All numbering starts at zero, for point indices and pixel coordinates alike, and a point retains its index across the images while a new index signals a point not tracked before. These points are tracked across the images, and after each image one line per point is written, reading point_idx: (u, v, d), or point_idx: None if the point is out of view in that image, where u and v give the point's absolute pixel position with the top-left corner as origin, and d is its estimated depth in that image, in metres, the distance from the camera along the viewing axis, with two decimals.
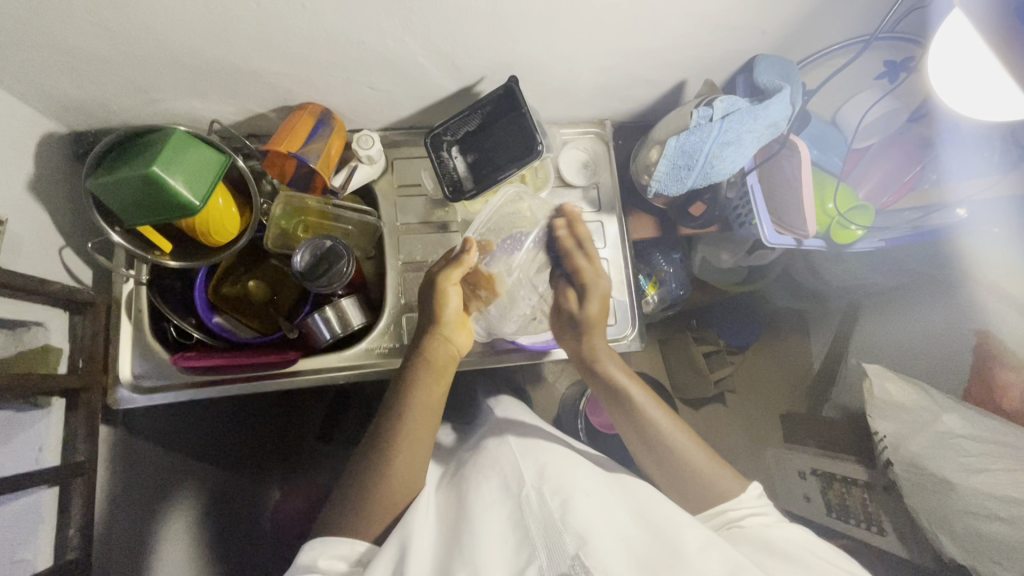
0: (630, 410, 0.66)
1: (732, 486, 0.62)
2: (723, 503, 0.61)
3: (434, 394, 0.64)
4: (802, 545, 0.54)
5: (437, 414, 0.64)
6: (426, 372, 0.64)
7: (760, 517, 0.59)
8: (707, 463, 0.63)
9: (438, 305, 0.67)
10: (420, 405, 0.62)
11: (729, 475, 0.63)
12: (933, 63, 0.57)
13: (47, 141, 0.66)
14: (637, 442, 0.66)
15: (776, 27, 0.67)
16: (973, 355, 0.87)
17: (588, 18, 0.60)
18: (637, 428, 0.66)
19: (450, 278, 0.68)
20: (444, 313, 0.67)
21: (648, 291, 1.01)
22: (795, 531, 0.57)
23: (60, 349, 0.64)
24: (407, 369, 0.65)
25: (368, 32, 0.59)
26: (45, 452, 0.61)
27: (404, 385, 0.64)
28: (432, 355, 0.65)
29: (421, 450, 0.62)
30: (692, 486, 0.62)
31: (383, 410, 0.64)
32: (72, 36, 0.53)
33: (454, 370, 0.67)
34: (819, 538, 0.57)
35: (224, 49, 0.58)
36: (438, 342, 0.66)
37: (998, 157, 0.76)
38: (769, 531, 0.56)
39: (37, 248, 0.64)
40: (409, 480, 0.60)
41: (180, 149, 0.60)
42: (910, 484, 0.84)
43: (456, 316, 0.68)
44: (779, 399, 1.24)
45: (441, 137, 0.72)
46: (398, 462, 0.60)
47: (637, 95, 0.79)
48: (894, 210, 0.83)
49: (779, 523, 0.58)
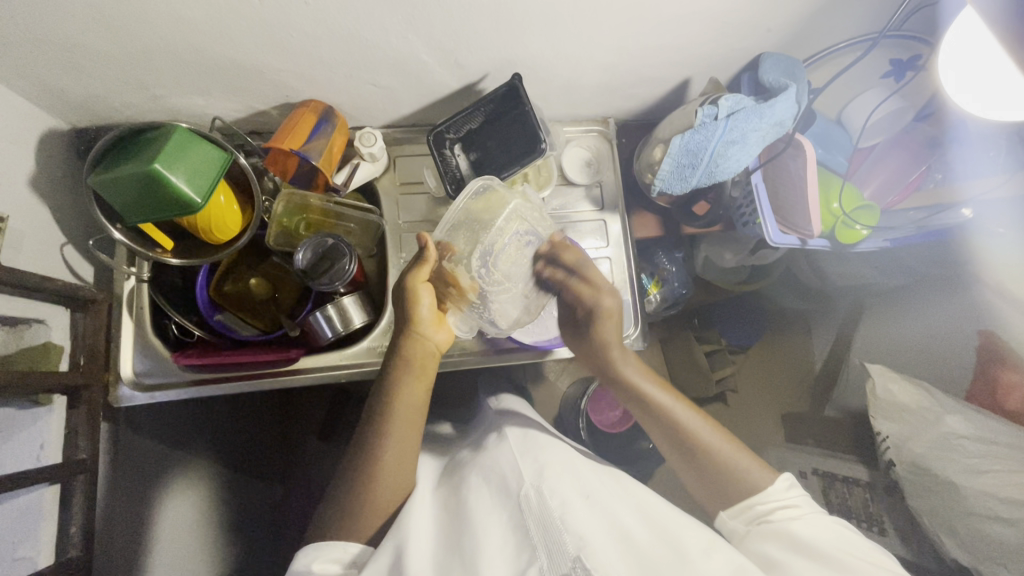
0: (648, 405, 0.66)
1: (759, 480, 0.60)
2: (752, 497, 0.59)
3: (417, 393, 0.63)
4: (835, 545, 0.53)
5: (422, 411, 0.64)
6: (405, 372, 0.64)
7: (792, 510, 0.57)
8: (728, 451, 0.63)
9: (413, 308, 0.65)
10: (404, 405, 0.62)
11: (752, 464, 0.62)
12: (945, 57, 0.56)
13: (49, 137, 0.66)
14: (659, 434, 0.66)
15: (782, 25, 0.66)
16: (976, 356, 0.85)
17: (593, 15, 0.59)
18: (661, 426, 0.66)
19: (419, 278, 0.65)
20: (416, 314, 0.65)
21: (649, 291, 1.01)
22: (828, 527, 0.55)
23: (61, 346, 0.64)
24: (387, 369, 0.64)
25: (371, 29, 0.58)
26: (46, 449, 0.60)
27: (384, 388, 0.63)
28: (410, 355, 0.64)
29: (410, 448, 0.62)
30: (713, 478, 0.62)
31: (368, 410, 0.64)
32: (74, 32, 0.53)
33: (436, 365, 0.67)
34: (851, 529, 0.56)
35: (226, 46, 0.58)
36: (416, 342, 0.65)
37: (1004, 156, 0.74)
38: (801, 527, 0.54)
39: (38, 245, 0.64)
40: (403, 478, 0.61)
41: (182, 146, 0.59)
42: (911, 487, 0.86)
43: (432, 314, 0.66)
44: (781, 398, 1.24)
45: (444, 134, 0.72)
46: (388, 462, 0.60)
47: (641, 93, 0.79)
48: (899, 210, 0.83)
49: (811, 516, 0.56)
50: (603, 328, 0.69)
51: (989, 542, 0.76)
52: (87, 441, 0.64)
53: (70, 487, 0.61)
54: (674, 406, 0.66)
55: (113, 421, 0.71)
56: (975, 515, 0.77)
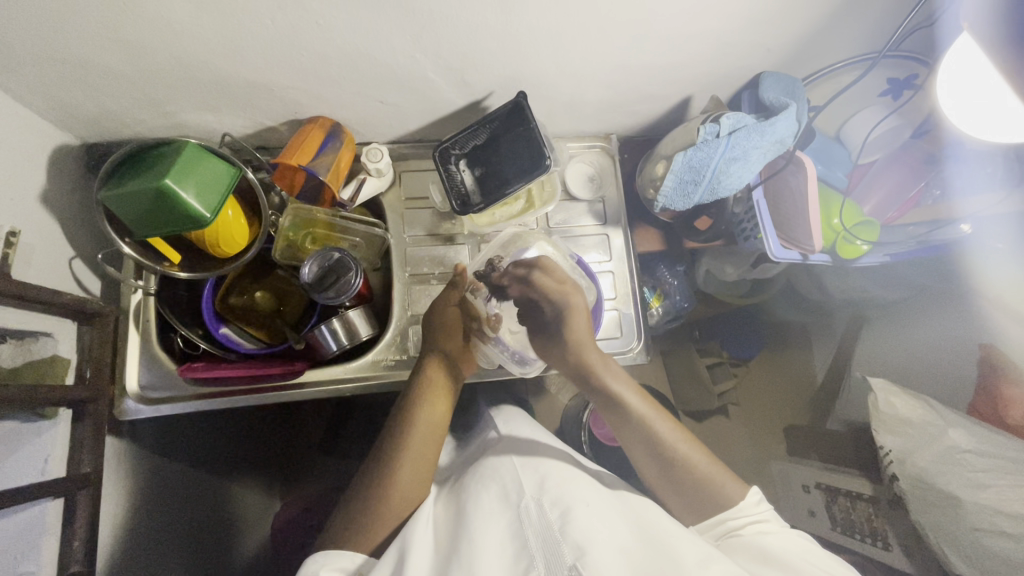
0: (630, 415, 0.66)
1: (732, 492, 0.61)
2: (725, 512, 0.61)
3: (437, 411, 0.65)
4: (801, 555, 0.54)
5: (442, 431, 0.65)
6: (429, 388, 0.66)
7: (763, 525, 0.59)
8: (709, 466, 0.63)
9: (439, 326, 0.70)
10: (421, 423, 0.64)
11: (730, 480, 0.62)
12: (944, 93, 0.58)
13: (60, 152, 0.67)
14: (635, 439, 0.66)
15: (781, 45, 0.68)
16: (978, 370, 0.86)
17: (597, 34, 0.61)
18: (656, 454, 0.64)
19: (448, 300, 0.73)
20: (444, 333, 0.70)
21: (653, 304, 1.00)
22: (795, 540, 0.56)
23: (68, 359, 0.64)
24: (410, 387, 0.67)
25: (380, 49, 0.60)
26: (51, 463, 0.60)
27: (409, 402, 0.66)
28: (433, 374, 0.67)
29: (425, 466, 0.62)
30: (692, 491, 0.62)
31: (387, 431, 0.65)
32: (90, 50, 0.54)
33: (457, 386, 0.69)
34: (820, 549, 0.57)
35: (238, 64, 0.59)
36: (439, 360, 0.69)
37: (1002, 174, 0.75)
38: (768, 539, 0.56)
39: (47, 258, 0.65)
40: (413, 487, 0.60)
41: (193, 163, 0.60)
42: (917, 500, 0.85)
43: (457, 336, 0.71)
44: (783, 411, 1.24)
45: (449, 151, 0.73)
46: (401, 474, 0.60)
47: (643, 110, 0.80)
48: (900, 225, 0.85)
49: (780, 530, 0.58)
50: (574, 322, 0.70)
51: (992, 557, 0.75)
52: (92, 454, 0.64)
53: (74, 501, 0.61)
54: (648, 412, 0.66)
55: (117, 436, 0.70)
56: (979, 530, 0.77)
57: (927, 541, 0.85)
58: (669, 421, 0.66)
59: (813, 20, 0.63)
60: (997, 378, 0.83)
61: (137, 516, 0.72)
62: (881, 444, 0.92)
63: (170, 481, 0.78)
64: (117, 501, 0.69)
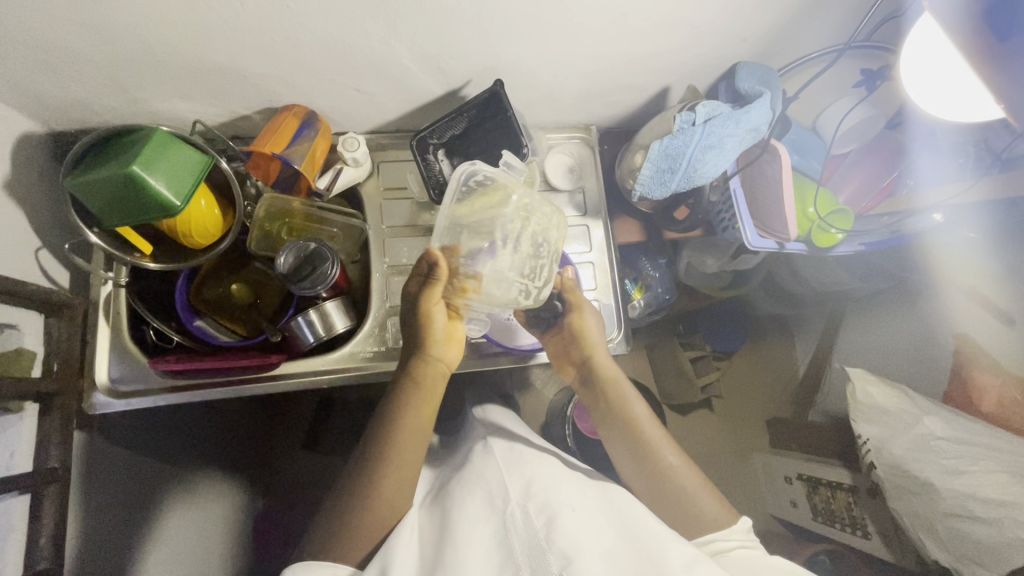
0: (642, 447, 0.66)
1: (721, 516, 0.62)
2: (714, 531, 0.61)
3: (421, 415, 0.63)
4: (774, 566, 0.55)
5: (425, 435, 0.64)
6: (413, 395, 0.64)
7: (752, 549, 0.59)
8: (698, 489, 0.64)
9: (426, 325, 0.66)
10: (405, 429, 0.62)
11: (715, 501, 0.63)
12: (914, 94, 0.59)
13: (26, 139, 0.65)
14: (620, 445, 0.68)
15: (757, 35, 0.68)
16: (954, 357, 0.89)
17: (573, 24, 0.61)
18: (656, 485, 0.65)
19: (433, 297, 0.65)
20: (430, 334, 0.66)
21: (635, 296, 1.01)
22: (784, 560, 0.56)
23: (34, 352, 0.63)
24: (393, 394, 0.65)
25: (354, 34, 0.59)
26: (16, 458, 0.59)
27: (390, 409, 0.63)
28: (422, 376, 0.65)
29: (409, 472, 0.61)
30: (676, 508, 0.63)
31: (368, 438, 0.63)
32: (52, 33, 0.53)
33: (445, 387, 0.67)
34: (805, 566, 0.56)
35: (208, 49, 0.58)
36: (426, 362, 0.65)
37: (971, 163, 0.78)
38: (758, 559, 0.56)
39: (12, 249, 0.63)
40: (399, 492, 0.60)
41: (161, 150, 0.59)
42: (893, 487, 0.85)
43: (445, 333, 0.67)
44: (766, 404, 1.25)
45: (427, 139, 0.72)
46: (385, 479, 0.59)
47: (622, 101, 0.80)
48: (872, 215, 0.86)
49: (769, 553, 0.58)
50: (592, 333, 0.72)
51: (967, 542, 0.77)
52: (59, 448, 0.63)
53: (40, 496, 0.60)
54: (659, 443, 0.67)
55: (87, 430, 0.69)
56: (954, 516, 0.78)
57: (903, 527, 0.85)
58: (683, 463, 0.66)
59: (787, 10, 0.63)
60: (970, 367, 0.85)
61: (113, 513, 0.70)
62: (858, 433, 0.92)
63: (147, 478, 0.77)
64: (87, 498, 0.67)
